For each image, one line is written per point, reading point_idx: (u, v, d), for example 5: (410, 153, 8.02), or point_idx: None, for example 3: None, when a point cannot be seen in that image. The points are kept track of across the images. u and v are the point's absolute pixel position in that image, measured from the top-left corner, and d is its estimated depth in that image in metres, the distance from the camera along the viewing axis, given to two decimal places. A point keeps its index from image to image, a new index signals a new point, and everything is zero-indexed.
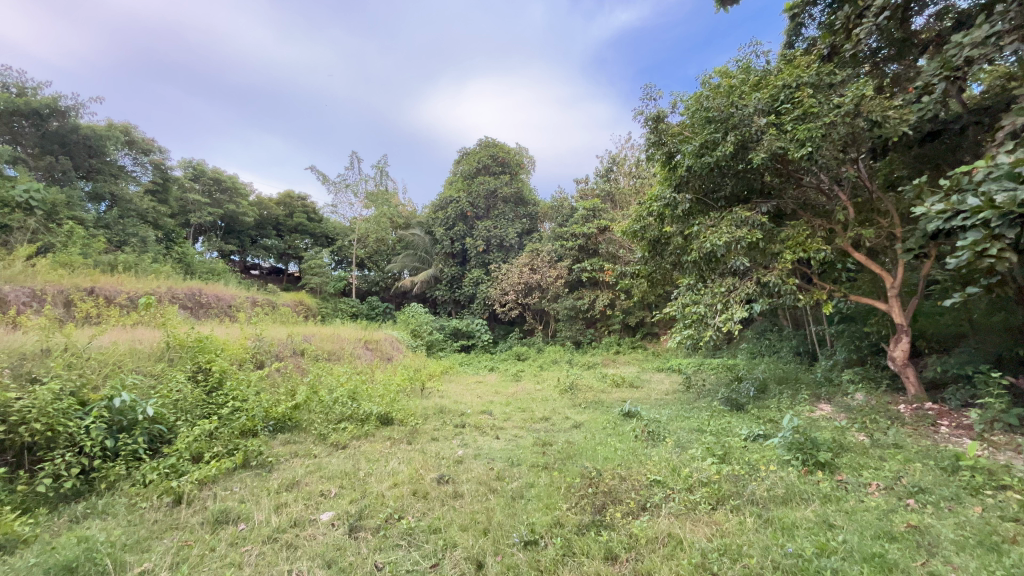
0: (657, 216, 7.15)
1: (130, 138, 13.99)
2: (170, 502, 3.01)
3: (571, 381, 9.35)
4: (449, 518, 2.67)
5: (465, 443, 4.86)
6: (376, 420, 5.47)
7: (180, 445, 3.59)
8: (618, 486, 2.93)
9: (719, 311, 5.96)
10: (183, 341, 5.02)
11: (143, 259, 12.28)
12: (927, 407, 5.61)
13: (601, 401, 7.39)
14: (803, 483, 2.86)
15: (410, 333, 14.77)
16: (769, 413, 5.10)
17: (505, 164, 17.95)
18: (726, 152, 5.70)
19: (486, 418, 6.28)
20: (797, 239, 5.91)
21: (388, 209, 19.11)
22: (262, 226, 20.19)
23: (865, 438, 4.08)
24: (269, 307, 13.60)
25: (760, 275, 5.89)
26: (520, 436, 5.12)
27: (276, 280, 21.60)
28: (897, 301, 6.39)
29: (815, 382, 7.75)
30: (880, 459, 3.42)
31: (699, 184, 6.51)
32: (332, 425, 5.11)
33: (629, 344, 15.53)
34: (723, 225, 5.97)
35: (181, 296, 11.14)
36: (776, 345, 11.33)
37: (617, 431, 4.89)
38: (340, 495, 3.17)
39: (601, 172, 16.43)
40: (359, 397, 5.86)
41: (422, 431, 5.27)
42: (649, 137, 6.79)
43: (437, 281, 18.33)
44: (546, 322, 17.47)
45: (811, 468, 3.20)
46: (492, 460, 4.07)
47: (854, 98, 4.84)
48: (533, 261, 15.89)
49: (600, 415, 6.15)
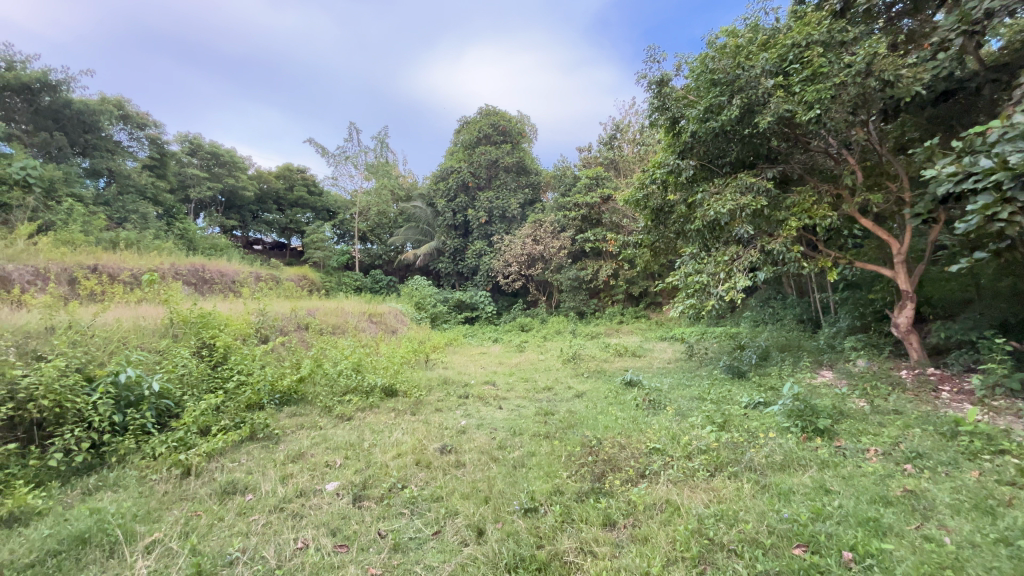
0: (660, 183, 7.02)
1: (124, 113, 13.76)
2: (179, 475, 3.08)
3: (574, 351, 9.43)
4: (451, 486, 2.72)
5: (468, 413, 4.93)
6: (380, 392, 5.55)
7: (187, 419, 3.65)
8: (618, 454, 2.97)
9: (722, 280, 5.90)
10: (187, 317, 5.04)
11: (145, 236, 12.29)
12: (929, 372, 5.63)
13: (603, 370, 7.46)
14: (801, 450, 2.89)
15: (414, 306, 14.84)
16: (770, 380, 5.12)
17: (506, 133, 17.61)
18: (731, 116, 5.51)
19: (489, 389, 6.34)
20: (802, 206, 5.82)
21: (389, 181, 18.92)
22: (263, 200, 20.06)
23: (865, 405, 4.09)
24: (273, 282, 13.65)
25: (764, 243, 5.79)
26: (523, 405, 5.19)
27: (279, 254, 21.61)
28: (903, 267, 6.32)
29: (817, 349, 7.77)
30: (879, 425, 3.44)
31: (704, 149, 6.38)
32: (337, 397, 5.19)
33: (633, 313, 15.55)
34: (727, 193, 5.86)
35: (185, 272, 11.18)
36: (780, 313, 11.32)
37: (618, 400, 4.95)
38: (345, 465, 3.23)
39: (604, 140, 16.06)
40: (363, 370, 5.93)
41: (426, 402, 5.34)
42: (652, 103, 6.59)
43: (440, 253, 18.33)
44: (549, 293, 17.48)
45: (811, 434, 3.22)
46: (496, 430, 4.13)
47: (867, 57, 4.56)
48: (535, 232, 15.78)
49: (602, 384, 6.22)
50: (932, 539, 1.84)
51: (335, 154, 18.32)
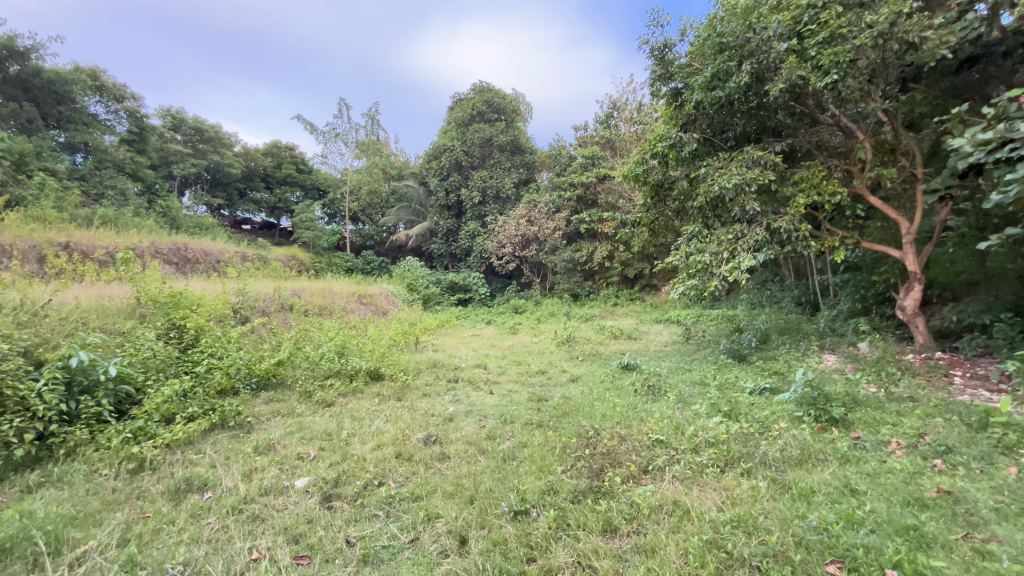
0: (660, 158, 6.66)
1: (99, 83, 13.10)
2: (131, 470, 2.77)
3: (568, 334, 9.18)
4: (433, 484, 2.46)
5: (457, 399, 4.66)
6: (364, 375, 5.26)
7: (148, 406, 3.35)
8: (618, 447, 2.70)
9: (725, 260, 5.60)
10: (154, 295, 4.69)
11: (123, 213, 11.81)
12: (939, 357, 5.41)
13: (598, 353, 7.20)
14: (818, 443, 2.63)
15: (406, 287, 14.48)
16: (775, 365, 4.88)
17: (500, 110, 17.08)
18: (740, 84, 5.13)
19: (479, 372, 6.07)
20: (811, 181, 5.52)
21: (380, 159, 18.43)
22: (250, 177, 19.46)
23: (878, 392, 3.85)
24: (260, 262, 13.23)
25: (770, 221, 5.48)
26: (515, 391, 4.93)
27: (268, 234, 21.07)
28: (912, 248, 6.07)
29: (818, 333, 7.55)
30: (897, 414, 3.20)
31: (709, 121, 6.02)
32: (318, 382, 4.90)
33: (628, 296, 15.28)
34: (733, 167, 5.54)
35: (165, 251, 10.73)
36: (777, 295, 11.12)
37: (616, 385, 4.71)
38: (319, 458, 2.95)
39: (601, 118, 15.58)
40: (347, 354, 5.62)
41: (412, 387, 5.06)
42: (655, 71, 6.19)
43: (433, 234, 17.92)
44: (543, 275, 17.18)
45: (825, 425, 2.98)
46: (485, 418, 3.87)
47: (890, 16, 4.20)
48: (530, 213, 15.39)
49: (598, 368, 5.96)
50: (986, 553, 1.59)
51: (324, 131, 17.74)
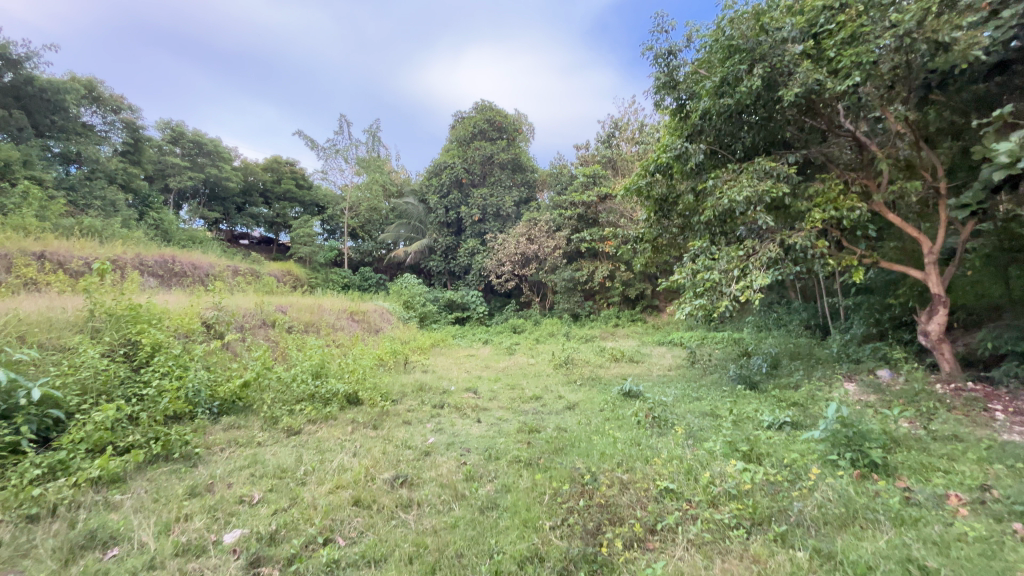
0: (664, 171, 6.31)
1: (96, 94, 12.86)
2: (31, 516, 2.30)
3: (567, 355, 8.72)
4: (390, 546, 1.98)
5: (440, 428, 4.21)
6: (341, 400, 4.79)
7: (76, 435, 2.90)
8: (620, 497, 2.24)
9: (735, 278, 5.16)
10: (111, 308, 4.26)
11: (111, 224, 11.46)
12: (972, 388, 4.93)
13: (598, 377, 6.71)
14: (863, 496, 2.17)
15: (402, 305, 14.06)
16: (792, 395, 4.42)
17: (501, 129, 16.86)
18: (750, 89, 4.79)
19: (469, 397, 5.57)
20: (827, 195, 5.15)
21: (380, 176, 18.23)
22: (248, 192, 19.25)
23: (914, 430, 3.39)
24: (252, 277, 12.84)
25: (784, 236, 5.08)
26: (505, 419, 4.46)
27: (265, 249, 20.77)
28: (935, 268, 5.66)
29: (832, 358, 7.09)
30: (947, 459, 2.73)
31: (716, 131, 5.69)
32: (287, 406, 4.43)
33: (629, 317, 14.82)
34: (743, 179, 5.18)
35: (151, 264, 10.35)
36: (784, 318, 10.67)
37: (617, 414, 4.25)
38: (264, 503, 2.48)
39: (602, 138, 15.48)
40: (324, 375, 5.16)
41: (392, 414, 4.59)
42: (659, 79, 5.90)
43: (431, 251, 17.58)
44: (543, 295, 16.73)
45: (865, 471, 2.51)
46: (467, 452, 3.40)
47: (916, 14, 3.88)
48: (530, 231, 15.04)
49: (598, 394, 5.49)
50: None
51: (325, 147, 17.62)
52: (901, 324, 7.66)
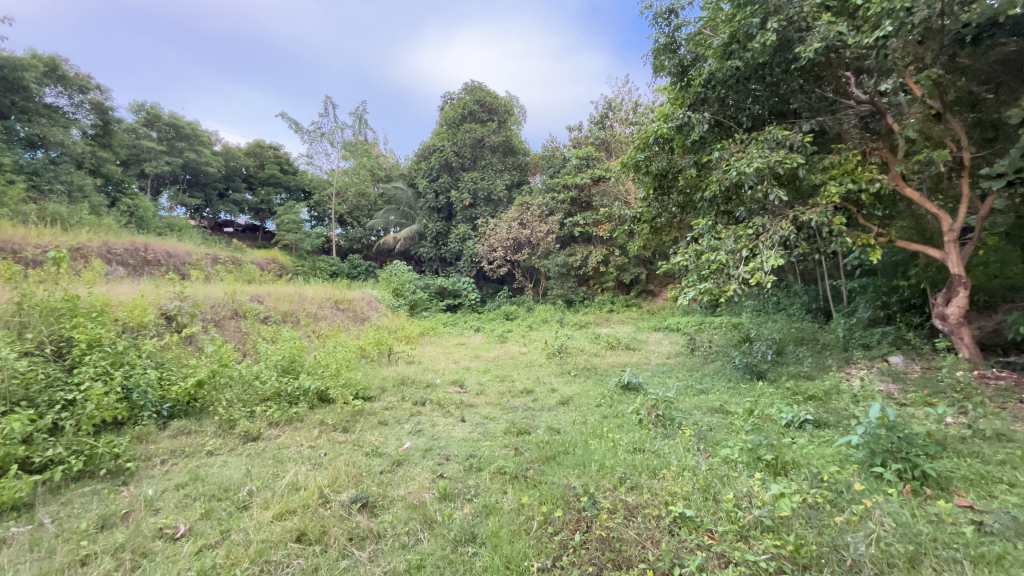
0: (665, 143, 5.83)
1: (60, 73, 11.73)
2: None
3: (561, 343, 8.28)
4: None
5: (419, 429, 3.77)
6: (312, 398, 4.34)
7: None
8: (626, 530, 1.80)
9: (743, 259, 4.71)
10: (42, 299, 3.75)
11: (77, 211, 10.76)
12: (1000, 376, 4.54)
13: (594, 367, 6.28)
14: (923, 521, 1.76)
15: (391, 292, 13.57)
16: (809, 387, 4.01)
17: (492, 111, 16.20)
18: (763, 47, 4.29)
19: (454, 392, 5.11)
20: (844, 166, 4.71)
21: (368, 160, 17.68)
22: (230, 178, 18.48)
23: (955, 427, 2.98)
24: (233, 265, 12.25)
25: (797, 212, 4.64)
26: (492, 418, 4.02)
27: (250, 237, 20.05)
28: (955, 246, 5.25)
29: (839, 343, 6.71)
30: (1006, 467, 2.32)
31: (722, 98, 5.20)
32: (249, 407, 3.96)
33: (624, 302, 14.40)
34: (752, 149, 4.70)
35: (120, 252, 9.76)
36: (784, 301, 10.30)
37: (616, 411, 3.83)
38: (188, 539, 2.03)
39: (595, 119, 14.89)
40: (294, 370, 4.68)
41: (368, 413, 4.14)
42: (659, 42, 5.39)
43: (422, 237, 17.00)
44: (536, 280, 16.28)
45: (916, 487, 2.10)
46: (446, 461, 2.96)
47: None
48: (522, 215, 14.48)
49: (593, 386, 5.06)
50: None
51: (309, 130, 16.93)
52: (910, 307, 7.30)
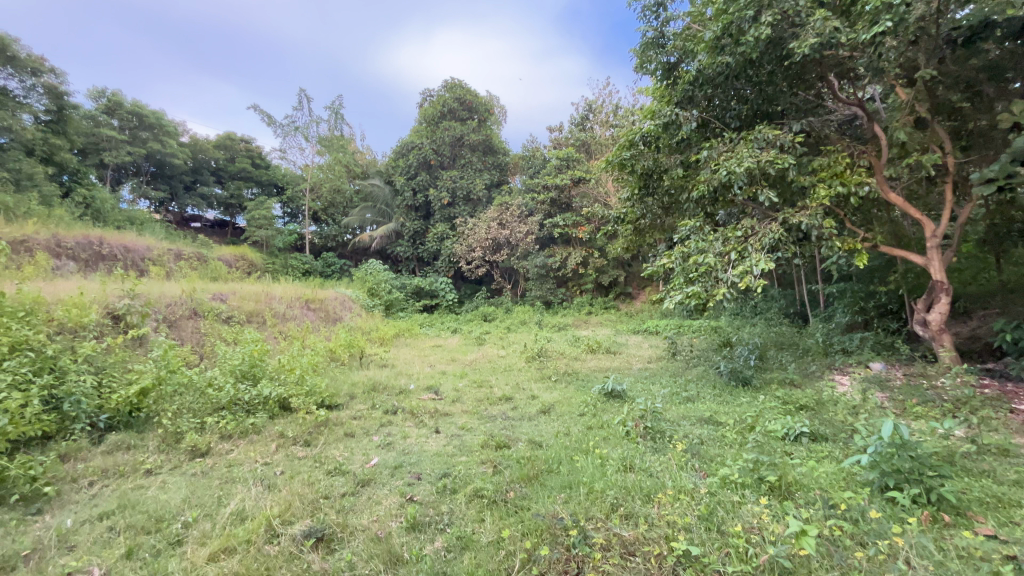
0: (651, 142, 5.66)
1: (10, 54, 10.77)
2: None
3: (540, 346, 8.04)
4: None
5: (388, 441, 3.46)
6: (272, 407, 3.98)
7: None
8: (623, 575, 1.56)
9: (732, 262, 4.55)
10: None
11: (25, 201, 9.99)
12: (983, 384, 4.49)
13: (575, 372, 6.05)
14: (954, 561, 1.56)
15: (366, 292, 13.12)
16: (799, 396, 3.85)
17: (472, 109, 15.90)
18: (756, 41, 4.15)
19: (428, 400, 4.80)
20: (833, 169, 4.60)
21: (344, 156, 17.15)
22: (198, 170, 17.67)
23: (953, 440, 2.85)
24: (197, 261, 11.62)
25: (786, 215, 4.51)
26: (468, 429, 3.74)
27: (218, 233, 19.21)
28: (937, 251, 5.21)
29: (820, 347, 6.66)
30: (1020, 489, 2.16)
31: (710, 97, 5.06)
32: (200, 419, 3.58)
33: (602, 304, 14.29)
34: (742, 148, 4.56)
35: (71, 246, 9.10)
36: (762, 305, 10.30)
37: (600, 421, 3.59)
38: None
39: (576, 121, 14.76)
40: (256, 376, 4.30)
41: (334, 424, 3.81)
42: (647, 36, 5.21)
43: (399, 235, 16.56)
44: (514, 281, 16.04)
45: (934, 515, 1.91)
46: (417, 481, 2.67)
47: None
48: (501, 215, 14.21)
49: (575, 393, 4.82)
50: None
51: (283, 124, 16.34)
52: (887, 312, 7.32)
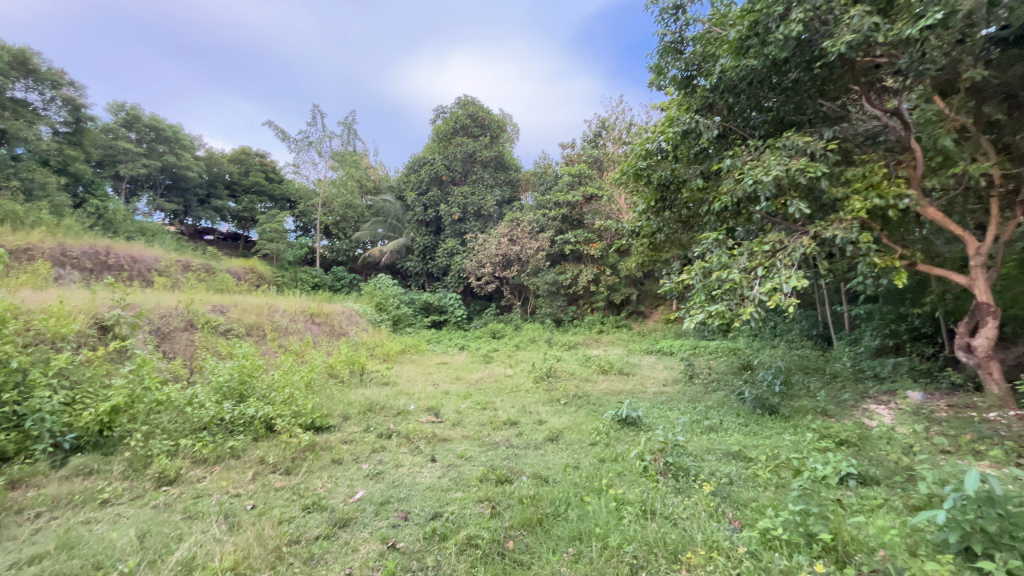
0: (668, 152, 5.35)
1: (31, 67, 10.87)
2: None
3: (549, 366, 7.64)
4: None
5: (377, 471, 3.12)
6: (257, 429, 3.66)
7: None
8: None
9: (758, 279, 4.18)
10: None
11: (36, 210, 9.94)
12: None
13: (586, 395, 5.65)
14: None
15: (374, 307, 12.88)
16: (837, 429, 3.44)
17: (484, 126, 15.81)
18: (786, 40, 3.87)
19: (426, 422, 4.47)
20: (868, 179, 4.24)
21: (357, 171, 17.14)
22: (212, 184, 17.75)
23: None
24: (205, 273, 11.48)
25: (818, 228, 4.14)
26: (466, 458, 3.37)
27: (230, 246, 19.20)
28: (982, 271, 4.77)
29: (850, 372, 6.19)
30: None
31: (732, 104, 4.76)
32: (176, 441, 3.27)
33: (614, 323, 13.87)
34: (769, 156, 4.23)
35: (76, 255, 8.99)
36: (782, 327, 9.84)
37: (614, 454, 3.21)
38: None
39: (589, 137, 14.56)
40: (244, 395, 4.00)
41: (321, 449, 3.48)
42: (665, 41, 4.97)
43: (409, 250, 16.38)
44: (524, 298, 15.68)
45: None
46: (403, 522, 2.32)
47: None
48: (512, 231, 13.96)
49: (586, 419, 4.42)
50: None
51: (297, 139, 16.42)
52: (920, 336, 6.85)
